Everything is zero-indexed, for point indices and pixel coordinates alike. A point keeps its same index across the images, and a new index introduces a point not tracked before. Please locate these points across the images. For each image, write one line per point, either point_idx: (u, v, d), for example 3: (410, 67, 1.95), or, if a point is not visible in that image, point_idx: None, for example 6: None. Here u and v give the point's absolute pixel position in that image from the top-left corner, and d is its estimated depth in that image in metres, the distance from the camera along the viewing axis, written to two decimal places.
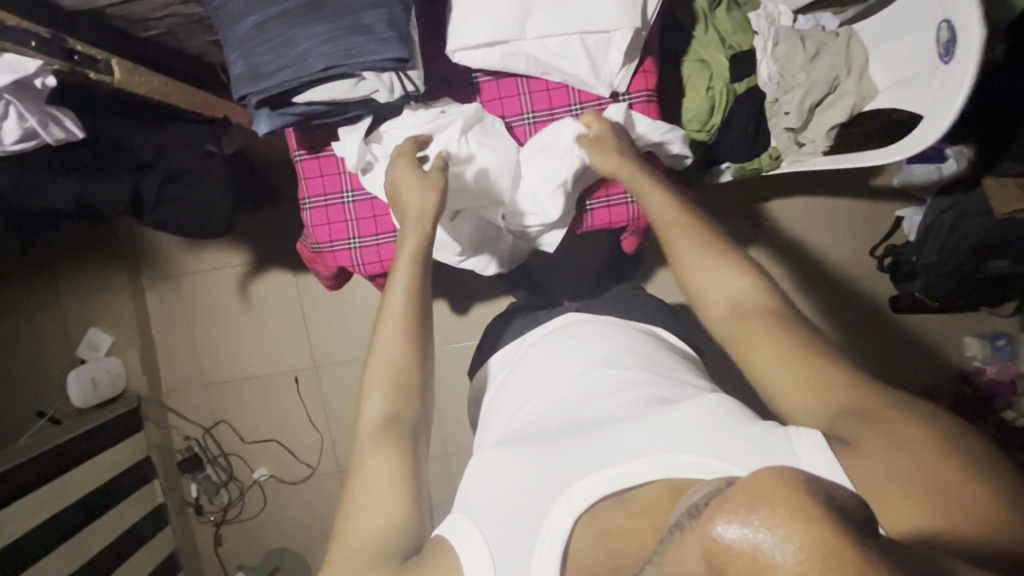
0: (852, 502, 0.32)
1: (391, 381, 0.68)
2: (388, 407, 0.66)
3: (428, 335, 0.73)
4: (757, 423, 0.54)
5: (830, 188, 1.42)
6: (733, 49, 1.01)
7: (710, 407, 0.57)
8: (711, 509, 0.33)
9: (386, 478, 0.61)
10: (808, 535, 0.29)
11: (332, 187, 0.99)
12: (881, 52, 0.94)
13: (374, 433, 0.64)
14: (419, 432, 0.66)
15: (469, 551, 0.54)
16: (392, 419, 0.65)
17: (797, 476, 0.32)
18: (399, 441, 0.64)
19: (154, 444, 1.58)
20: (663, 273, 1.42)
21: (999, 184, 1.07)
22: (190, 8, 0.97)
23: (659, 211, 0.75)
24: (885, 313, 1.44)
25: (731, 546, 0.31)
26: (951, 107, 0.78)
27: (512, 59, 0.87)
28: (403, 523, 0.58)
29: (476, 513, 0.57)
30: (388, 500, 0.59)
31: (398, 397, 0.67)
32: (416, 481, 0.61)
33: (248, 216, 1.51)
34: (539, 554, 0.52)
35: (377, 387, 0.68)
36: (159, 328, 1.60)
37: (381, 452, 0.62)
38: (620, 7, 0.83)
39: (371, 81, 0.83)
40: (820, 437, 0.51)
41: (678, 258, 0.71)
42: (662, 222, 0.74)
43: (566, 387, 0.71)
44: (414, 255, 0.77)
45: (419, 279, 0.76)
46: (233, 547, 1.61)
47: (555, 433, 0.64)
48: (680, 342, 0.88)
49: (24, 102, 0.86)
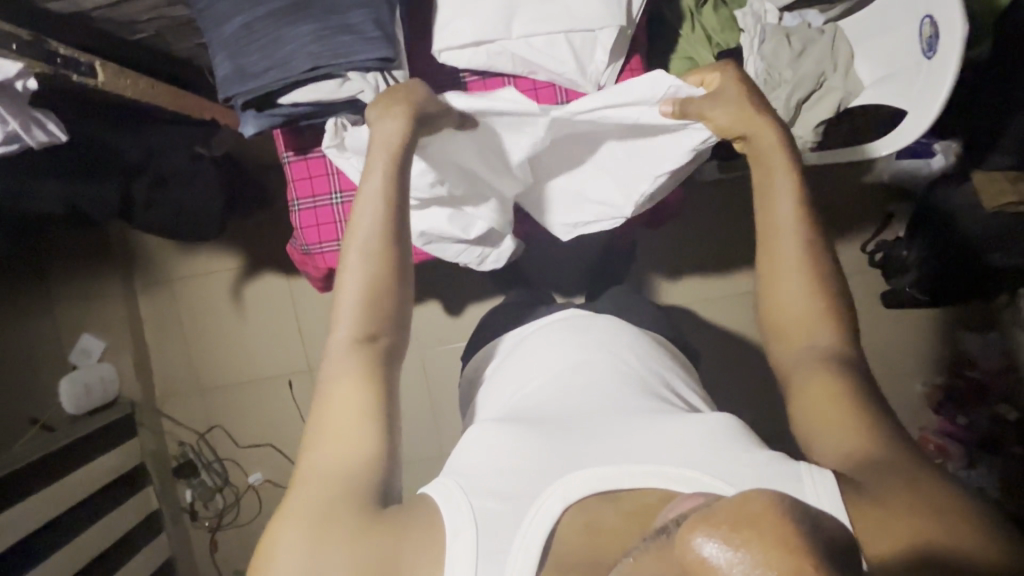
0: (833, 525, 0.33)
1: (366, 296, 0.65)
2: (359, 325, 0.64)
3: (406, 252, 0.69)
4: (764, 452, 0.55)
5: (821, 184, 1.42)
6: (721, 47, 0.99)
7: (722, 429, 0.58)
8: (692, 522, 0.33)
9: (359, 410, 0.60)
10: (788, 565, 0.30)
11: (320, 189, 0.99)
12: (867, 48, 0.96)
13: (346, 355, 0.63)
14: (395, 350, 0.66)
15: (456, 522, 0.54)
16: (366, 339, 0.64)
17: (780, 499, 0.32)
18: (370, 366, 0.62)
19: (150, 450, 1.58)
20: (656, 271, 1.42)
21: (991, 177, 1.06)
22: (177, 11, 0.97)
23: (783, 206, 0.69)
24: (878, 309, 1.44)
25: (707, 561, 0.31)
26: (934, 101, 0.79)
27: (498, 58, 0.87)
28: (374, 465, 0.58)
29: (467, 483, 0.57)
30: (361, 433, 0.59)
31: (370, 316, 0.65)
32: (390, 419, 0.61)
33: (240, 220, 1.51)
34: (524, 532, 0.52)
35: (349, 304, 0.65)
36: (152, 332, 1.60)
37: (345, 373, 0.62)
38: (607, 5, 0.83)
39: (356, 81, 0.82)
40: (833, 480, 0.51)
41: (773, 259, 0.68)
42: (780, 219, 0.68)
43: (562, 377, 0.71)
44: (392, 160, 0.70)
45: (394, 181, 0.70)
46: (229, 552, 1.60)
47: (553, 420, 0.63)
48: (665, 337, 0.88)
49: (4, 105, 0.85)
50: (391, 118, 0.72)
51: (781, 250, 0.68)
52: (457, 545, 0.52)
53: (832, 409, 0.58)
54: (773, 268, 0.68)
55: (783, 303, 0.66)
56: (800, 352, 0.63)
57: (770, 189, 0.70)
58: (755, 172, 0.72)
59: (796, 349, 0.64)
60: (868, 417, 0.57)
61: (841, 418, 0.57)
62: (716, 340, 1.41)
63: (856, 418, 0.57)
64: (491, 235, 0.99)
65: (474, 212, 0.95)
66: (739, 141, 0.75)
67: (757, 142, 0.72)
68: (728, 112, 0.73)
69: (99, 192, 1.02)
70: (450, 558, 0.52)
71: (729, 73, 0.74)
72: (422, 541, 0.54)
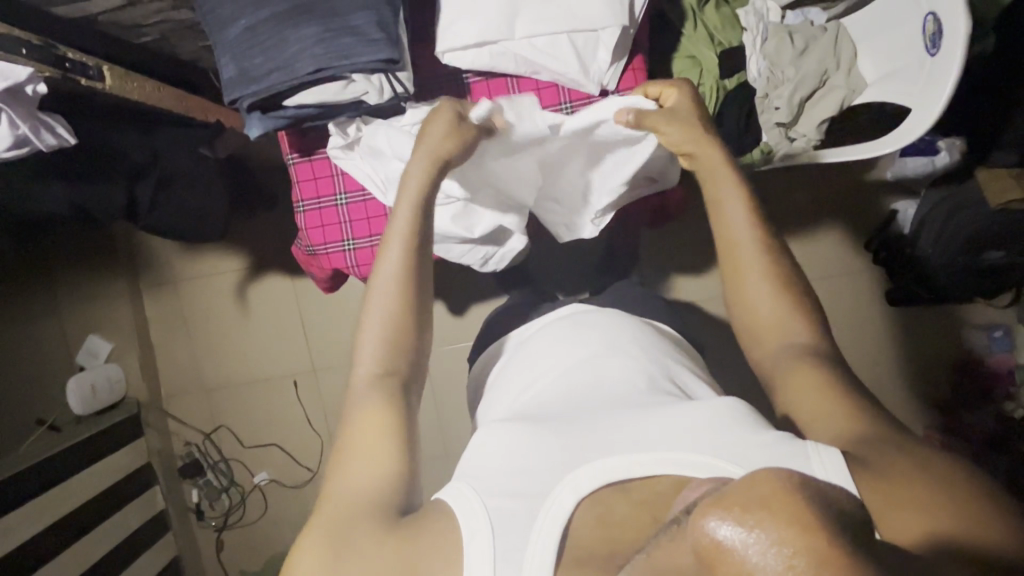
0: (846, 503, 0.33)
1: (387, 334, 0.68)
2: (382, 362, 0.67)
3: (427, 294, 0.72)
4: (770, 432, 0.55)
5: (823, 182, 1.42)
6: (722, 46, 1.01)
7: (729, 413, 0.58)
8: (704, 507, 0.33)
9: (379, 432, 0.61)
10: (803, 544, 0.30)
11: (325, 190, 1.00)
12: (870, 45, 0.95)
13: (367, 390, 0.65)
14: (412, 383, 0.68)
15: (471, 523, 0.54)
16: (386, 374, 0.66)
17: (793, 479, 0.32)
18: (393, 397, 0.64)
19: (155, 449, 1.59)
20: (659, 270, 1.42)
21: (996, 175, 1.07)
22: (182, 13, 0.99)
23: (739, 225, 0.70)
24: (882, 307, 1.44)
25: (723, 543, 0.31)
26: (938, 98, 0.79)
27: (500, 59, 0.88)
28: (396, 480, 0.59)
29: (478, 484, 0.57)
30: (381, 453, 0.60)
31: (392, 355, 0.67)
32: (411, 440, 0.62)
33: (244, 222, 1.52)
34: (539, 529, 0.52)
35: (372, 342, 0.68)
36: (158, 333, 1.61)
37: (373, 408, 0.63)
38: (608, 5, 0.84)
39: (361, 83, 0.84)
40: (840, 457, 0.51)
41: (738, 266, 0.69)
42: (737, 239, 0.69)
43: (568, 373, 0.71)
44: (417, 207, 0.73)
45: (420, 224, 0.72)
46: (236, 551, 1.61)
47: (561, 416, 0.64)
48: (675, 332, 0.88)
49: (15, 109, 0.83)
50: (412, 174, 0.74)
51: (750, 257, 0.68)
52: (474, 544, 0.53)
53: (835, 397, 0.58)
54: (779, 266, 0.68)
55: (780, 303, 0.66)
56: (799, 344, 0.63)
57: (722, 209, 0.71)
58: (705, 191, 0.73)
59: (798, 342, 0.64)
60: (872, 413, 0.57)
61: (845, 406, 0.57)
62: (720, 339, 1.41)
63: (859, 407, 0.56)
64: (495, 234, 1.00)
65: (479, 212, 0.95)
66: (685, 157, 0.76)
67: (704, 163, 0.73)
68: (679, 128, 0.74)
69: (106, 192, 1.02)
70: (467, 559, 0.52)
71: (686, 90, 0.77)
72: (437, 552, 0.53)
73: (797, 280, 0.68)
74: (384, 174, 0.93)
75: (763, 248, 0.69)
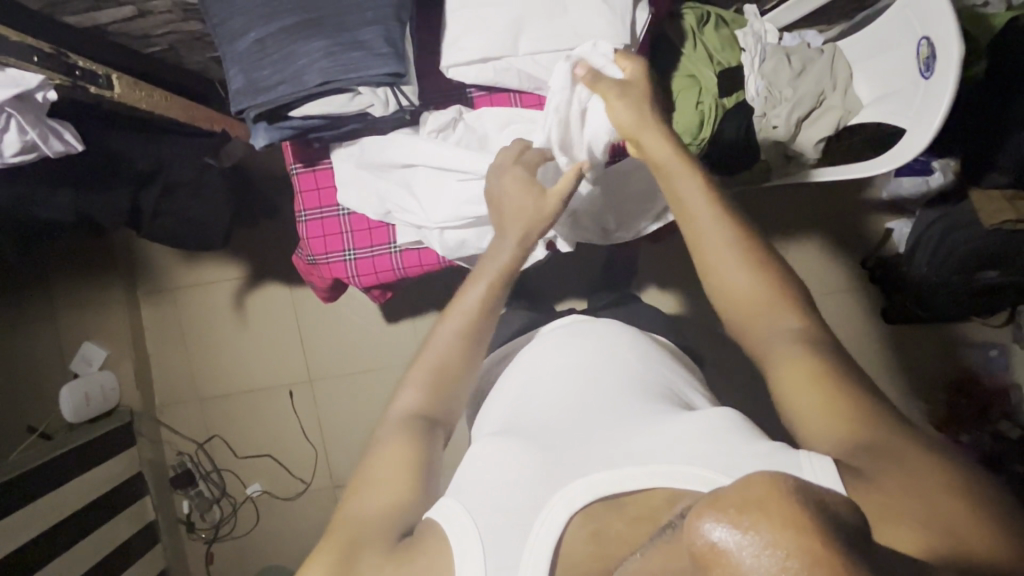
0: (840, 506, 0.33)
1: (430, 378, 0.69)
2: (420, 403, 0.68)
3: (484, 347, 0.73)
4: (765, 442, 0.55)
5: (820, 200, 1.44)
6: (721, 66, 1.00)
7: (718, 424, 0.57)
8: (699, 509, 0.33)
9: (401, 462, 0.62)
10: (796, 543, 0.30)
11: (328, 200, 1.01)
12: (865, 66, 0.97)
13: (400, 423, 0.66)
14: (446, 425, 0.68)
15: (464, 544, 0.54)
16: (421, 412, 0.67)
17: (789, 482, 0.32)
18: (422, 434, 0.65)
19: (147, 459, 1.56)
20: (657, 287, 1.43)
21: (988, 196, 1.08)
22: (192, 25, 1.01)
23: (726, 263, 0.67)
24: (880, 325, 1.45)
25: (718, 545, 0.31)
26: (933, 120, 0.80)
27: (504, 74, 0.90)
28: (406, 504, 0.60)
29: (470, 501, 0.57)
30: (400, 481, 0.61)
31: (433, 399, 0.68)
32: (431, 478, 0.63)
33: (246, 231, 1.53)
34: (533, 545, 0.53)
35: (416, 382, 0.69)
36: (154, 340, 1.60)
37: (403, 437, 0.64)
38: (610, 24, 0.85)
39: (367, 95, 0.85)
40: (831, 464, 0.51)
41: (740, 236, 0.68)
42: (723, 270, 0.67)
43: (562, 378, 0.72)
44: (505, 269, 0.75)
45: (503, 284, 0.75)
46: (226, 565, 1.59)
47: (558, 425, 0.64)
48: (672, 343, 0.89)
49: (26, 115, 0.84)
50: (506, 247, 0.76)
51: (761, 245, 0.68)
52: (467, 566, 0.53)
53: (833, 397, 0.57)
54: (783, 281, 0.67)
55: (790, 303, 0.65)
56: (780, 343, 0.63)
57: (702, 233, 0.69)
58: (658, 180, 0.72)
59: (790, 330, 0.63)
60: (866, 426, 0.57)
61: (844, 406, 0.56)
62: (720, 354, 1.41)
63: (856, 410, 0.55)
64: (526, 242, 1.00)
65: None
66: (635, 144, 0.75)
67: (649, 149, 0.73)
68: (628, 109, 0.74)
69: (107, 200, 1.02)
70: None
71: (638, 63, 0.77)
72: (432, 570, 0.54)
73: (787, 278, 0.67)
74: (395, 175, 0.96)
75: (732, 230, 0.68)
